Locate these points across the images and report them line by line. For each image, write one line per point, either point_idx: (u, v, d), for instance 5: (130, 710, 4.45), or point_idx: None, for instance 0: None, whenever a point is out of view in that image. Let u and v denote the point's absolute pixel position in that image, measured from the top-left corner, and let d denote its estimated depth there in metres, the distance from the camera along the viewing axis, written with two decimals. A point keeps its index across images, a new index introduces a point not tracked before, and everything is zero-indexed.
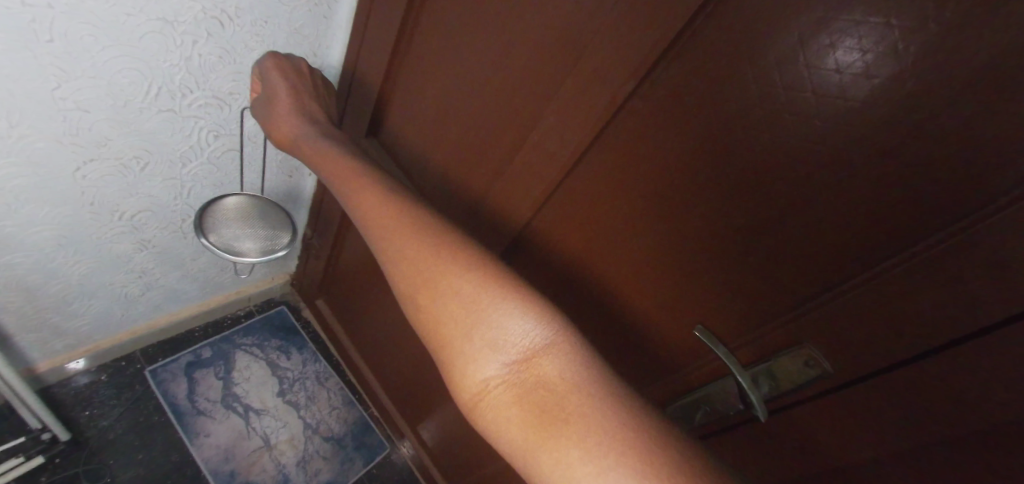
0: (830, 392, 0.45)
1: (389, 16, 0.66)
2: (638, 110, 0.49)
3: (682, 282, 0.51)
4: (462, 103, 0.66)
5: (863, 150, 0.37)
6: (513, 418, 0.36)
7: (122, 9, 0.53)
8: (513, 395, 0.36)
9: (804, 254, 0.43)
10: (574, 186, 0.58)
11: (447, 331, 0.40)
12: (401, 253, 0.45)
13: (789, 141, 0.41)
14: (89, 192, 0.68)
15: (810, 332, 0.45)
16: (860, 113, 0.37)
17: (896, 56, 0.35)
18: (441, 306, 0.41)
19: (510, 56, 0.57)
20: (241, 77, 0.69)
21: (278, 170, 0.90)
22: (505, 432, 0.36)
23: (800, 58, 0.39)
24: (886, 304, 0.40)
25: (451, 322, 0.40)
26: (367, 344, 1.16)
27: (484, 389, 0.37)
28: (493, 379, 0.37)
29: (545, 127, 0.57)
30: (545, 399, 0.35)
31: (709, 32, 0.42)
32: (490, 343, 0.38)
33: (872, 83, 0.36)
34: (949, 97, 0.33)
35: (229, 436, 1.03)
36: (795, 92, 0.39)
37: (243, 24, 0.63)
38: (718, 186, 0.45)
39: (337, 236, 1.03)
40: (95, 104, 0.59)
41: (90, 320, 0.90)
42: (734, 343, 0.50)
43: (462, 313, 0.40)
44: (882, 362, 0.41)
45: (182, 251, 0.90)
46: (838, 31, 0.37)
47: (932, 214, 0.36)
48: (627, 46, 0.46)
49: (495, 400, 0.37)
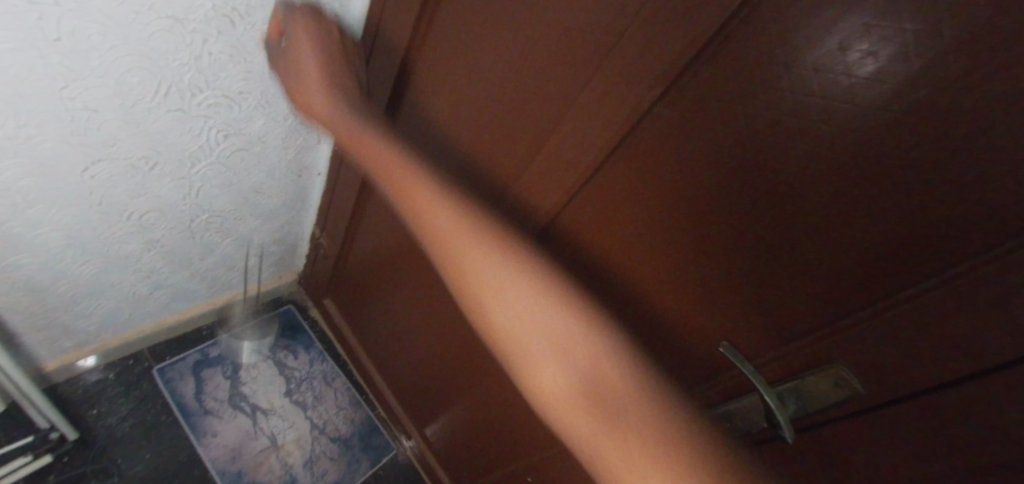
0: (860, 413, 0.44)
1: (403, 17, 0.63)
2: (665, 115, 0.47)
3: (709, 277, 0.50)
4: (483, 102, 0.64)
5: (905, 170, 0.35)
6: (563, 392, 0.34)
7: (131, 7, 0.52)
8: (564, 369, 0.35)
9: (837, 271, 0.41)
10: (596, 188, 0.57)
11: (491, 302, 0.38)
12: (423, 215, 0.43)
13: (824, 155, 0.39)
14: (97, 191, 0.67)
15: (838, 352, 0.43)
16: (902, 131, 0.35)
17: (951, 73, 0.32)
18: (481, 279, 0.39)
19: (529, 52, 0.55)
20: (251, 76, 0.67)
21: (288, 169, 0.88)
22: (555, 408, 0.34)
23: (837, 66, 0.36)
24: (924, 329, 0.38)
25: (494, 294, 0.38)
26: (375, 346, 1.14)
27: (532, 363, 0.36)
28: (542, 352, 0.36)
29: (565, 130, 0.55)
30: (594, 373, 0.34)
31: (741, 37, 0.39)
32: (536, 315, 0.37)
33: (916, 97, 0.34)
34: (1002, 115, 0.31)
35: (237, 436, 1.03)
36: (831, 103, 0.37)
37: (253, 22, 0.61)
38: (747, 173, 0.43)
39: (347, 235, 1.01)
40: (103, 103, 0.58)
41: (98, 319, 0.89)
42: (758, 360, 0.50)
43: (506, 285, 0.38)
44: (916, 387, 0.40)
45: (190, 250, 0.89)
46: (881, 39, 0.34)
47: (976, 238, 0.34)
48: (652, 47, 0.44)
49: (544, 374, 0.35)
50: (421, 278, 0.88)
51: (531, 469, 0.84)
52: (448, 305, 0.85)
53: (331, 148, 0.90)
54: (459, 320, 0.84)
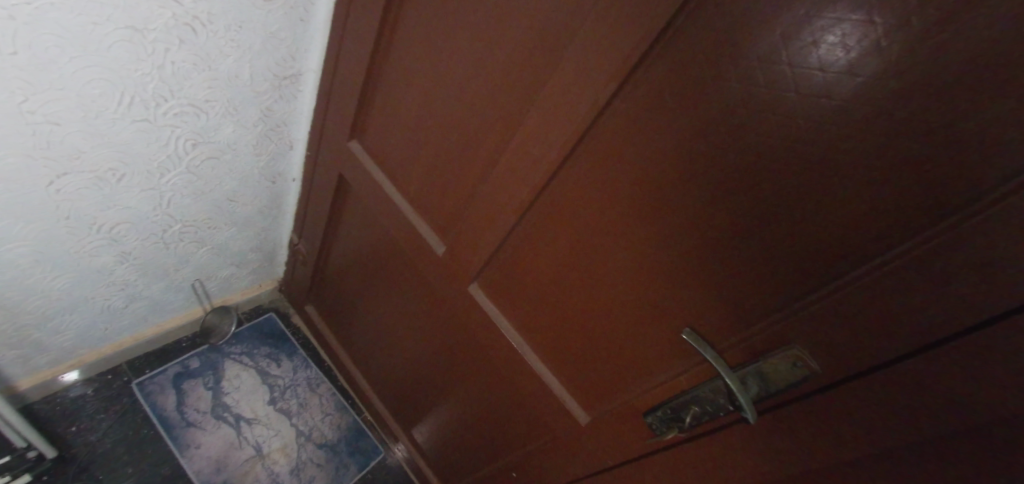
0: (817, 392, 0.46)
1: (367, 23, 0.64)
2: (621, 111, 0.47)
3: (670, 269, 0.51)
4: (446, 107, 0.64)
5: (847, 154, 0.37)
6: None
7: (88, 18, 0.51)
8: None
9: (791, 254, 0.43)
10: (558, 189, 0.56)
11: None
12: None
13: (771, 142, 0.40)
14: (64, 205, 0.66)
15: (796, 333, 0.45)
16: (843, 116, 0.36)
17: (891, 61, 0.33)
18: None
19: (489, 54, 0.55)
20: (217, 83, 0.67)
21: (260, 177, 0.88)
22: None
23: (782, 56, 0.37)
24: (873, 305, 0.40)
25: None
26: (359, 351, 1.14)
27: None
28: None
29: (527, 130, 0.55)
30: None
31: (690, 32, 0.41)
32: None
33: (856, 82, 0.35)
34: (935, 96, 0.33)
35: (222, 447, 1.02)
36: (776, 91, 0.39)
37: (216, 30, 0.61)
38: (700, 164, 0.44)
39: (324, 240, 1.01)
40: (65, 116, 0.58)
41: (73, 334, 0.88)
42: (721, 345, 0.50)
43: None
44: (872, 361, 0.41)
45: (165, 261, 0.88)
46: (822, 29, 0.35)
47: (918, 215, 0.36)
48: (606, 45, 0.45)
49: None
50: (401, 281, 0.89)
51: (516, 465, 0.85)
52: (427, 306, 0.86)
53: (303, 154, 0.91)
54: (439, 321, 0.85)
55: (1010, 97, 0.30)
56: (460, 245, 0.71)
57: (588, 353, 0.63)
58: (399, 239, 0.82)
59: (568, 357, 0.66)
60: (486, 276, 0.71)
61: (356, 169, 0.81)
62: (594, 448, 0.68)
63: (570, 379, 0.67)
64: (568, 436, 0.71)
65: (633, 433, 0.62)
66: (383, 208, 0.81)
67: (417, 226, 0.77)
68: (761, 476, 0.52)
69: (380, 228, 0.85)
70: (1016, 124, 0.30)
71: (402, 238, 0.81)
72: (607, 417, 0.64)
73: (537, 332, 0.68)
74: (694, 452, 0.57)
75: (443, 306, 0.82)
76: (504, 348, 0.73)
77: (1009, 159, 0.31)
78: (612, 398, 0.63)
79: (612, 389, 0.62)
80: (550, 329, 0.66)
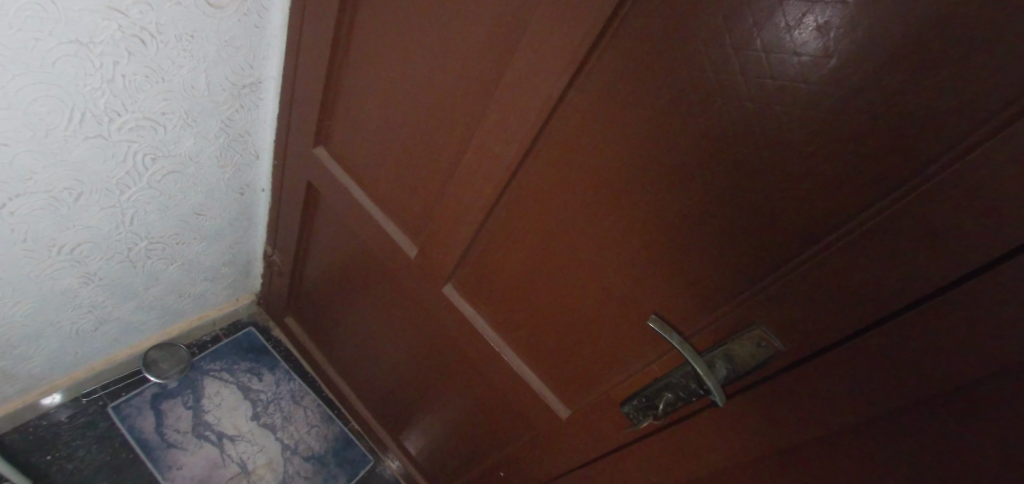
0: (784, 371, 0.46)
1: (323, 26, 0.63)
2: (576, 103, 0.47)
3: (634, 257, 0.51)
4: (407, 108, 0.63)
5: (793, 135, 0.38)
6: None
7: (29, 34, 0.50)
8: None
9: (747, 237, 0.43)
10: (522, 185, 0.56)
11: None
12: None
13: (720, 128, 0.40)
14: (20, 228, 0.64)
15: (759, 314, 0.45)
16: (788, 97, 0.37)
17: (832, 37, 0.34)
18: None
19: (445, 53, 0.55)
20: (173, 95, 0.66)
21: (227, 189, 0.87)
22: None
23: (726, 40, 0.38)
24: (829, 283, 0.41)
25: None
26: (341, 360, 1.13)
27: None
28: None
29: (487, 127, 0.54)
30: None
31: (636, 20, 0.41)
32: None
33: (799, 62, 0.35)
34: (877, 70, 0.33)
35: (205, 466, 1.00)
36: (723, 76, 0.39)
37: (167, 40, 0.60)
38: (655, 152, 0.45)
39: (299, 250, 1.00)
40: (13, 136, 0.56)
41: (42, 361, 0.86)
42: (689, 331, 0.51)
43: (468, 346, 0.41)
44: (832, 338, 0.42)
45: (133, 279, 0.86)
46: (762, 10, 0.35)
47: (864, 193, 0.37)
48: (554, 38, 0.45)
49: None
50: (376, 287, 0.88)
51: (502, 464, 0.85)
52: (404, 311, 0.85)
53: (269, 163, 0.89)
54: (416, 325, 0.84)
55: (949, 66, 0.31)
56: (431, 247, 0.71)
57: (562, 347, 0.63)
58: (370, 244, 0.81)
59: (543, 352, 0.66)
60: (460, 276, 0.71)
61: (324, 176, 0.80)
62: (575, 441, 0.68)
63: (547, 375, 0.67)
64: (549, 432, 0.72)
65: (611, 424, 0.62)
66: (353, 214, 0.80)
67: (388, 230, 0.76)
68: (736, 455, 0.53)
69: (352, 235, 0.85)
70: (957, 93, 0.31)
71: (374, 244, 0.81)
72: (586, 410, 0.64)
73: (512, 329, 0.68)
74: (671, 439, 0.57)
75: (419, 310, 0.81)
76: (482, 348, 0.73)
77: (952, 127, 0.32)
78: (589, 390, 0.63)
79: (588, 381, 0.63)
80: (524, 327, 0.66)
